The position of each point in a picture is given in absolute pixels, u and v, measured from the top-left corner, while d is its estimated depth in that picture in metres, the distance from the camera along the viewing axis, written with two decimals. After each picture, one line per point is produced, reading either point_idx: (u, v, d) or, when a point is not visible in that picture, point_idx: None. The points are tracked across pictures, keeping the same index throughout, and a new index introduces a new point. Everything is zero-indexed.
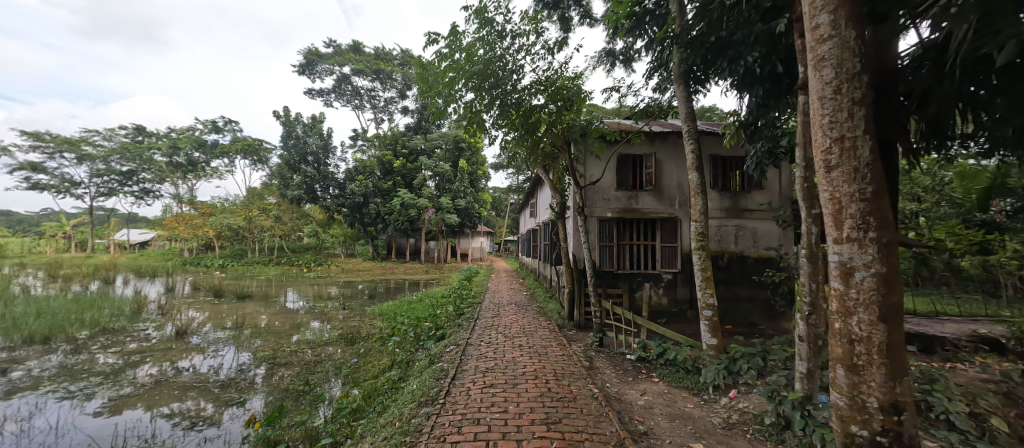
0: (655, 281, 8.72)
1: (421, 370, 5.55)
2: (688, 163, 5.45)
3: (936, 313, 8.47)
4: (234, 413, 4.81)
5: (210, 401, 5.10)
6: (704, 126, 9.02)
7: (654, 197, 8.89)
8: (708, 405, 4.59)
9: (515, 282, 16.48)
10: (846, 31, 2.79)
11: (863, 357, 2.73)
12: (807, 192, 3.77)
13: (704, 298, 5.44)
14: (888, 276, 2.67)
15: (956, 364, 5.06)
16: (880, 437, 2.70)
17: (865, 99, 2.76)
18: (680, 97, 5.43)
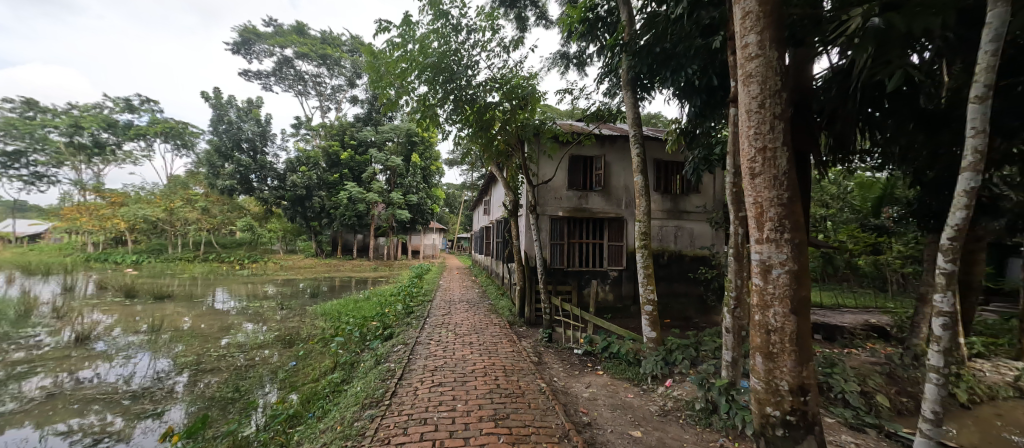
0: (602, 278, 9.09)
1: (366, 371, 5.42)
2: (634, 166, 5.73)
3: (840, 306, 9.58)
4: (147, 426, 4.39)
5: (118, 414, 4.62)
6: (650, 132, 9.52)
7: (602, 198, 9.25)
8: (646, 394, 4.88)
9: (467, 279, 16.47)
10: (770, 53, 3.10)
11: (777, 346, 3.05)
12: (735, 196, 4.12)
13: (645, 294, 5.74)
14: (799, 273, 3.01)
15: (853, 350, 5.78)
16: (789, 416, 3.04)
17: (784, 114, 3.08)
18: (628, 102, 5.70)
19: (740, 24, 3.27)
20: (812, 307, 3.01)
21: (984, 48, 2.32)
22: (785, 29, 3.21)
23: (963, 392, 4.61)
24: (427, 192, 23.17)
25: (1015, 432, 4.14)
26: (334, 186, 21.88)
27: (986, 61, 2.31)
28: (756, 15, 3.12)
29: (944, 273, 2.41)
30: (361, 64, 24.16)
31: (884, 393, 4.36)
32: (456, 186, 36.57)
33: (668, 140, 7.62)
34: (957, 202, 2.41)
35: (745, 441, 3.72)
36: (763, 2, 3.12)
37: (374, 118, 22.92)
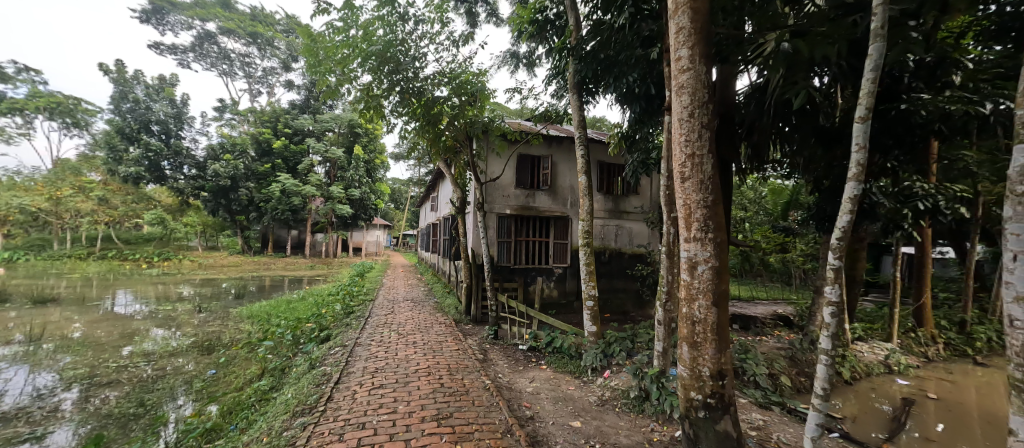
0: (548, 275, 9.34)
1: (298, 376, 5.17)
2: (579, 167, 5.96)
3: (755, 298, 10.62)
4: None
5: None
6: (594, 134, 9.93)
7: (548, 197, 9.50)
8: (587, 385, 5.11)
9: (412, 277, 16.14)
10: (699, 67, 3.39)
11: (701, 335, 3.36)
12: (668, 198, 4.44)
13: (587, 290, 5.97)
14: (720, 269, 3.33)
15: (763, 337, 6.47)
16: (709, 399, 3.36)
17: (709, 124, 3.39)
18: (574, 105, 5.91)
19: (673, 39, 3.53)
20: (730, 300, 3.35)
21: (868, 75, 2.71)
22: (712, 46, 3.53)
23: (848, 371, 5.37)
24: (370, 186, 22.36)
25: (885, 402, 4.90)
26: (266, 178, 20.37)
27: (869, 86, 2.70)
28: (688, 31, 3.39)
29: (833, 268, 2.79)
30: (298, 46, 22.70)
31: (787, 374, 4.95)
32: (400, 180, 35.55)
33: (611, 143, 7.99)
34: (844, 207, 2.80)
35: (673, 424, 4.04)
36: (694, 19, 3.39)
37: (313, 106, 22.09)
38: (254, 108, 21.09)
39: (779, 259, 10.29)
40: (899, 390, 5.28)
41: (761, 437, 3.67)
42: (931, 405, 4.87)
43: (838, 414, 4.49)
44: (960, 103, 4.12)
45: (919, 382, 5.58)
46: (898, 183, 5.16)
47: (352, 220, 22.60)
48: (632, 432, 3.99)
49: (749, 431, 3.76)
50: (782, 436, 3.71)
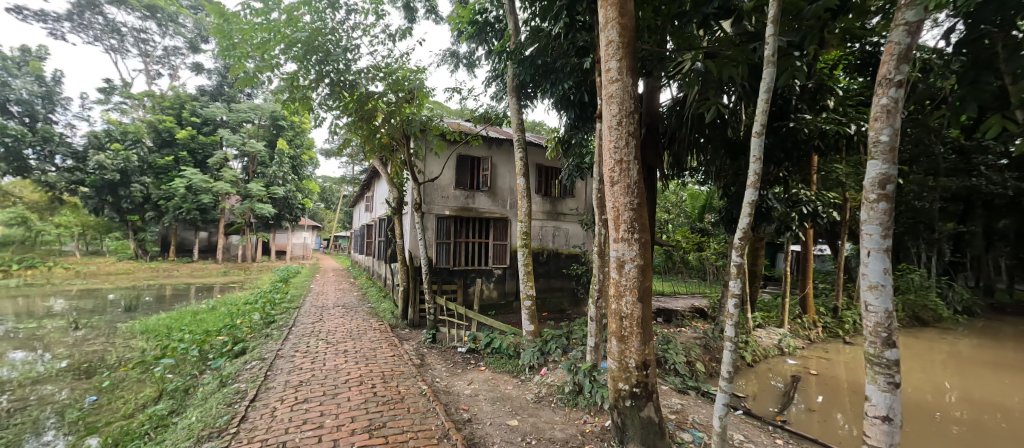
0: (487, 276, 9.40)
1: (205, 396, 4.69)
2: (517, 170, 6.08)
3: (677, 293, 11.54)
4: None
5: None
6: (533, 138, 10.19)
7: (488, 198, 9.59)
8: (524, 384, 5.24)
9: (344, 281, 15.38)
10: (626, 79, 3.66)
11: (628, 329, 3.62)
12: (599, 201, 4.71)
13: (525, 289, 6.11)
14: (644, 267, 3.61)
15: (683, 329, 7.07)
16: (635, 388, 3.62)
17: (635, 133, 3.68)
18: (513, 108, 6.04)
19: (604, 51, 3.77)
20: (653, 297, 3.65)
21: (762, 96, 3.12)
22: (638, 60, 3.83)
23: (751, 355, 6.05)
24: (295, 184, 20.94)
25: (779, 379, 5.61)
26: (166, 172, 18.20)
27: (763, 105, 3.10)
28: (617, 44, 3.65)
29: (737, 264, 3.18)
30: (207, 26, 20.56)
31: (701, 361, 5.49)
32: (330, 178, 33.54)
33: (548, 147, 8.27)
34: (744, 210, 3.20)
35: (603, 414, 4.29)
36: (622, 34, 3.65)
37: (227, 94, 20.26)
38: (152, 92, 18.65)
39: (697, 257, 11.26)
40: (789, 369, 6.06)
41: (679, 420, 4.04)
42: (814, 380, 5.66)
43: (741, 394, 5.05)
44: (833, 124, 4.88)
45: (805, 361, 6.46)
46: (789, 190, 5.93)
47: (274, 221, 20.94)
48: (566, 426, 4.17)
49: (669, 415, 4.12)
50: (697, 417, 4.12)
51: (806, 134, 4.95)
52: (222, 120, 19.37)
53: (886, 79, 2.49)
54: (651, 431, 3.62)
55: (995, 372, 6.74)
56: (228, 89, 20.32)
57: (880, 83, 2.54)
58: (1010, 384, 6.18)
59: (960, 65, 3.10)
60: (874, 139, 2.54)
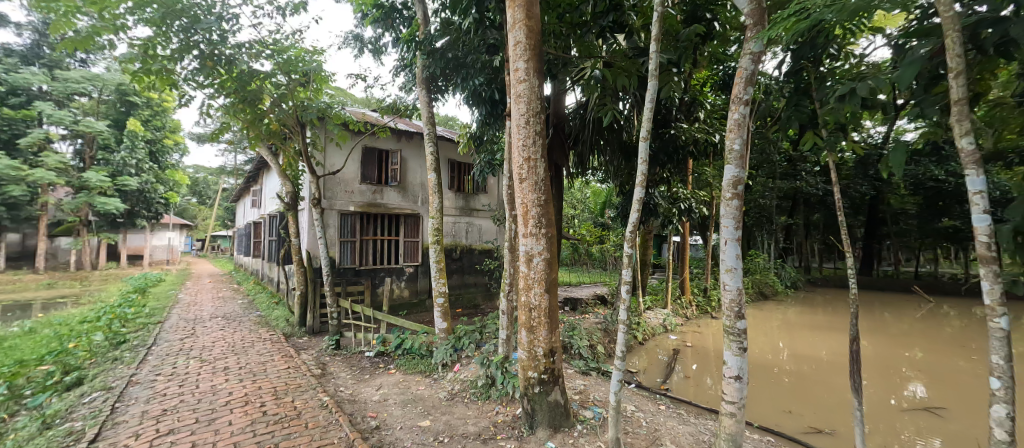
0: (398, 275, 9.18)
1: (22, 444, 3.70)
2: (428, 164, 6.02)
3: (580, 283, 12.39)
4: None
5: None
6: (444, 132, 10.14)
7: (398, 193, 9.33)
8: (437, 382, 5.25)
9: (225, 288, 13.66)
10: (533, 80, 3.88)
11: (536, 319, 3.88)
12: (510, 197, 4.90)
13: (437, 287, 6.08)
14: (551, 260, 3.87)
15: (586, 315, 7.65)
16: (543, 375, 3.88)
17: (542, 132, 3.92)
18: (423, 100, 5.96)
19: (512, 50, 3.94)
20: (558, 287, 3.95)
21: (647, 105, 3.55)
22: (543, 63, 4.07)
23: (642, 335, 6.79)
24: (154, 174, 18.08)
25: (664, 353, 6.38)
26: None
27: (648, 113, 3.52)
28: (524, 45, 3.84)
29: (629, 255, 3.61)
30: None
31: (601, 344, 6.08)
32: (202, 168, 29.27)
33: (460, 143, 8.30)
34: (633, 207, 3.62)
35: (514, 403, 4.49)
36: (528, 36, 3.86)
37: (48, 58, 15.79)
38: None
39: (598, 249, 12.16)
40: (671, 343, 6.94)
41: (582, 400, 4.42)
42: (690, 351, 6.56)
43: (634, 369, 5.68)
44: (703, 133, 5.68)
45: (683, 335, 7.44)
46: (671, 189, 6.76)
47: (125, 219, 17.71)
48: (478, 419, 4.30)
49: (573, 396, 4.48)
50: (597, 395, 4.54)
51: (683, 140, 5.70)
52: (38, 90, 15.29)
53: (738, 98, 3.04)
54: (558, 412, 3.91)
55: (819, 333, 8.44)
56: (49, 52, 15.91)
57: (733, 101, 3.09)
58: (827, 341, 7.83)
59: (789, 89, 3.87)
60: (728, 147, 3.07)
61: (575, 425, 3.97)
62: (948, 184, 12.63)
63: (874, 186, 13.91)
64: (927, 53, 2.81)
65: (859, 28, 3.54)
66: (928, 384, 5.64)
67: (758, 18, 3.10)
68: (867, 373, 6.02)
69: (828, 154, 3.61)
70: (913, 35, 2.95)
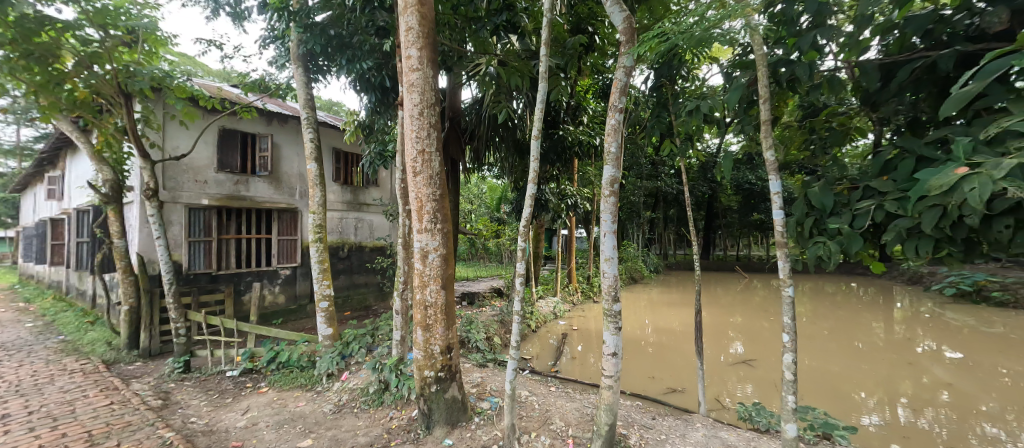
0: (268, 279, 8.09)
1: None
2: (307, 153, 5.43)
3: (476, 276, 12.57)
4: None
5: None
6: (326, 118, 9.20)
7: (266, 185, 8.19)
8: (321, 395, 4.78)
9: (5, 307, 10.27)
10: (427, 70, 3.80)
11: (432, 317, 3.82)
12: (405, 192, 4.73)
13: (321, 290, 5.54)
14: (446, 255, 3.85)
15: (484, 308, 7.83)
16: (439, 373, 3.86)
17: (436, 125, 3.86)
18: (299, 81, 5.34)
19: (404, 36, 3.79)
20: (454, 282, 3.95)
21: (539, 105, 3.76)
22: (437, 54, 4.00)
23: (534, 322, 7.21)
24: None
25: (554, 338, 6.87)
26: None
27: (539, 113, 3.74)
28: (417, 32, 3.73)
29: (523, 248, 3.79)
30: None
31: (498, 336, 6.36)
32: None
33: (347, 130, 7.62)
34: (526, 202, 3.81)
35: (410, 405, 4.34)
36: (421, 24, 3.76)
37: None
38: None
39: (494, 243, 12.50)
40: (559, 328, 7.50)
41: (480, 392, 4.52)
42: (575, 334, 7.20)
43: (530, 355, 6.02)
44: (586, 136, 6.27)
45: (570, 320, 8.11)
46: (559, 186, 7.30)
47: None
48: (370, 428, 4.06)
49: (470, 389, 4.54)
50: (493, 385, 4.67)
51: (570, 142, 6.20)
52: None
53: (614, 106, 3.46)
54: (455, 408, 3.92)
55: (675, 308, 10.05)
56: None
57: (610, 108, 3.50)
58: (679, 315, 9.37)
59: (654, 101, 4.51)
60: (606, 149, 3.44)
61: (472, 418, 4.02)
62: (760, 186, 16.26)
63: (710, 186, 17.06)
64: (746, 82, 3.57)
65: (702, 56, 4.29)
66: (745, 342, 7.16)
67: (630, 36, 3.53)
68: (706, 338, 7.37)
69: (681, 159, 4.32)
70: (738, 66, 3.70)
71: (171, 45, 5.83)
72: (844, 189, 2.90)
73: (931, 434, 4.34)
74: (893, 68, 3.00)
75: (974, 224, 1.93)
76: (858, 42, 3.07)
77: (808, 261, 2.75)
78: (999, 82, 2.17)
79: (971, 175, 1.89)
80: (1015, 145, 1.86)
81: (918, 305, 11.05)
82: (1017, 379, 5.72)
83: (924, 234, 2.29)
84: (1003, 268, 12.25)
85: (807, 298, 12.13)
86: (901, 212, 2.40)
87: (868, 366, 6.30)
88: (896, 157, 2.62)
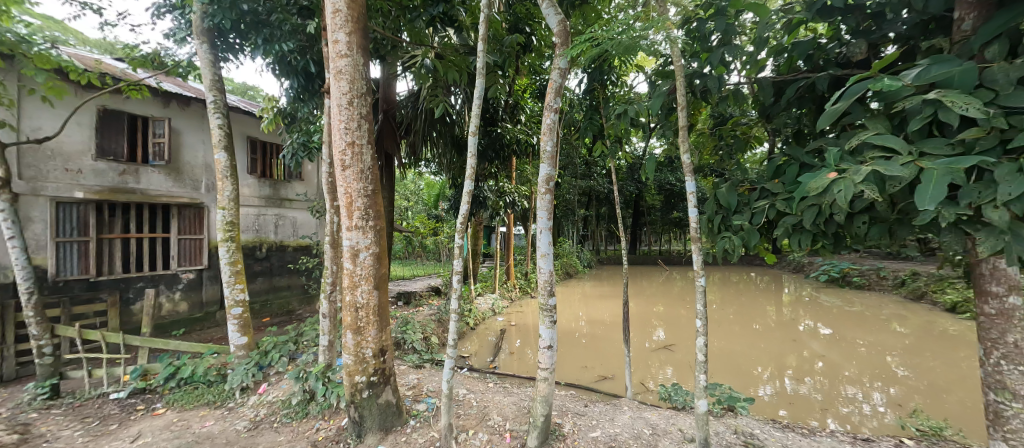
0: (161, 284, 7.07)
1: None
2: (215, 141, 4.83)
3: (411, 275, 12.18)
4: None
5: None
6: (239, 103, 8.26)
7: (162, 176, 7.11)
8: (233, 412, 4.29)
9: None
10: (356, 57, 3.57)
11: (363, 319, 3.63)
12: (332, 186, 4.43)
13: (232, 295, 5.00)
14: (379, 254, 3.66)
15: (421, 308, 7.63)
16: (371, 378, 3.68)
17: (367, 116, 3.65)
18: (204, 59, 4.73)
19: (330, 19, 3.53)
20: (387, 282, 3.79)
21: (477, 102, 3.72)
22: (367, 41, 3.79)
23: (473, 320, 7.18)
24: None
25: (492, 335, 6.92)
26: None
27: (477, 110, 3.71)
28: (345, 16, 3.50)
29: (460, 245, 3.74)
30: None
31: (434, 335, 6.27)
32: None
33: (264, 117, 6.91)
34: (464, 199, 3.77)
35: (339, 414, 4.08)
36: (350, 7, 3.53)
37: None
38: None
39: (432, 241, 12.23)
40: (496, 324, 7.56)
41: (415, 394, 4.40)
42: (513, 329, 7.32)
43: (471, 353, 6.00)
44: (524, 134, 6.37)
45: (508, 316, 8.21)
46: (497, 184, 7.35)
47: None
48: (293, 443, 3.73)
49: (405, 392, 4.40)
50: (430, 386, 4.56)
51: (508, 139, 6.25)
52: None
53: (550, 106, 3.56)
54: (389, 413, 3.77)
55: (606, 301, 10.67)
56: None
57: (546, 108, 3.59)
58: (610, 306, 9.97)
59: (588, 103, 4.72)
60: (542, 148, 3.53)
61: (407, 422, 3.89)
62: (678, 187, 17.83)
63: (637, 186, 18.38)
64: (667, 90, 3.89)
65: (629, 64, 4.57)
66: (666, 329, 7.83)
67: (564, 38, 3.65)
68: (631, 327, 7.93)
69: (612, 160, 4.58)
70: (660, 75, 4.02)
71: (27, 3, 4.80)
72: (745, 190, 3.28)
73: (809, 399, 5.11)
74: (782, 85, 3.48)
75: (839, 219, 2.29)
76: (757, 61, 3.49)
77: (717, 254, 3.07)
78: (861, 103, 2.57)
79: (838, 179, 2.17)
80: (871, 155, 2.16)
81: (800, 290, 12.95)
82: (870, 348, 6.96)
83: (805, 229, 2.67)
84: (860, 258, 14.81)
85: (715, 287, 13.61)
86: (788, 210, 2.77)
87: (762, 344, 7.25)
88: (785, 163, 3.03)
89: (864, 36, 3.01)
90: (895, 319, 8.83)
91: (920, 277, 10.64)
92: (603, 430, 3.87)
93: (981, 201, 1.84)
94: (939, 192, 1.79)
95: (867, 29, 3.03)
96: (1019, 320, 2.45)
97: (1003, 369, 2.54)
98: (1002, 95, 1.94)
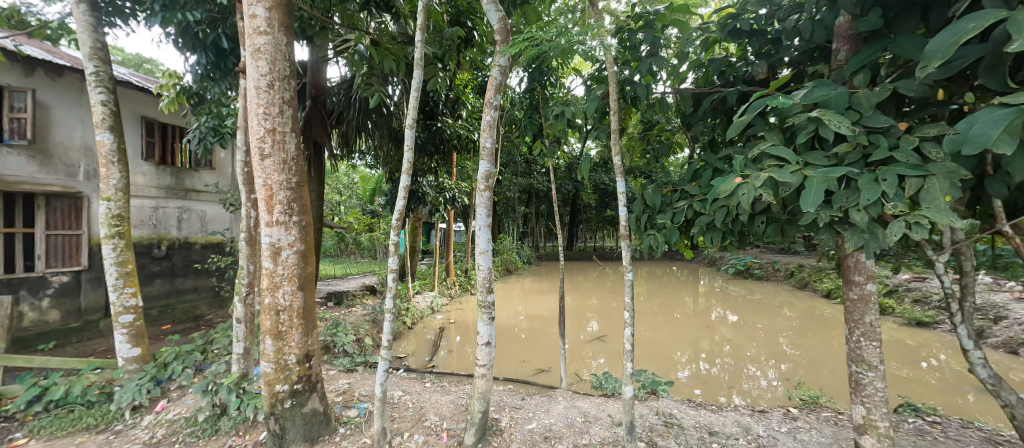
0: (21, 289, 5.87)
1: None
2: (95, 120, 4.10)
3: (343, 274, 11.48)
4: None
5: None
6: (127, 76, 7.11)
7: (22, 159, 5.89)
8: (122, 435, 3.68)
9: None
10: (278, 35, 3.24)
11: (286, 323, 3.32)
12: (248, 177, 3.99)
13: (121, 301, 4.30)
14: (304, 252, 3.37)
15: (353, 308, 7.21)
16: (296, 385, 3.40)
17: (291, 101, 3.34)
18: (81, 22, 3.99)
19: None
20: (314, 282, 3.51)
21: (415, 94, 3.58)
22: (291, 19, 3.46)
23: (410, 319, 6.95)
24: None
25: (431, 333, 6.76)
26: None
27: (414, 102, 3.57)
28: None
29: (396, 242, 3.59)
30: None
31: (368, 336, 5.98)
32: None
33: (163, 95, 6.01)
34: (400, 194, 3.61)
35: (257, 428, 3.69)
36: None
37: None
38: None
39: (366, 237, 11.61)
40: (435, 322, 7.39)
41: (346, 399, 4.15)
42: (453, 327, 7.23)
43: (411, 353, 5.82)
44: (464, 130, 6.29)
45: (448, 313, 8.09)
46: (435, 179, 7.19)
47: None
48: None
49: (335, 398, 4.13)
50: (362, 390, 4.33)
51: (448, 134, 6.14)
52: None
53: (490, 102, 3.54)
54: (316, 422, 3.51)
55: (544, 295, 11.00)
56: None
57: (486, 103, 3.56)
58: (547, 301, 10.27)
59: (527, 102, 4.79)
60: (482, 145, 3.51)
61: (337, 430, 3.65)
62: (610, 187, 18.91)
63: (574, 185, 19.17)
64: (601, 94, 4.07)
65: (567, 67, 4.72)
66: (598, 321, 8.27)
67: (505, 36, 3.65)
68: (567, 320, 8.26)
69: (551, 159, 4.71)
70: (595, 79, 4.20)
71: None
72: (668, 190, 3.53)
73: (719, 379, 5.70)
74: (700, 97, 3.82)
75: (743, 220, 2.55)
76: (679, 73, 3.79)
77: (643, 250, 3.29)
78: (762, 116, 2.88)
79: (743, 184, 2.40)
80: (769, 164, 2.43)
81: (712, 282, 14.45)
82: (767, 331, 7.98)
83: (717, 228, 2.95)
84: (761, 252, 16.90)
85: (642, 280, 14.67)
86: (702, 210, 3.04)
87: (681, 331, 7.97)
88: (700, 168, 3.31)
89: (766, 57, 3.38)
90: (786, 305, 10.22)
91: (804, 269, 12.41)
92: (539, 422, 3.96)
93: (849, 204, 2.17)
94: (819, 197, 2.08)
95: (768, 52, 3.43)
96: (874, 303, 2.96)
97: (862, 345, 3.04)
98: (865, 116, 2.30)
